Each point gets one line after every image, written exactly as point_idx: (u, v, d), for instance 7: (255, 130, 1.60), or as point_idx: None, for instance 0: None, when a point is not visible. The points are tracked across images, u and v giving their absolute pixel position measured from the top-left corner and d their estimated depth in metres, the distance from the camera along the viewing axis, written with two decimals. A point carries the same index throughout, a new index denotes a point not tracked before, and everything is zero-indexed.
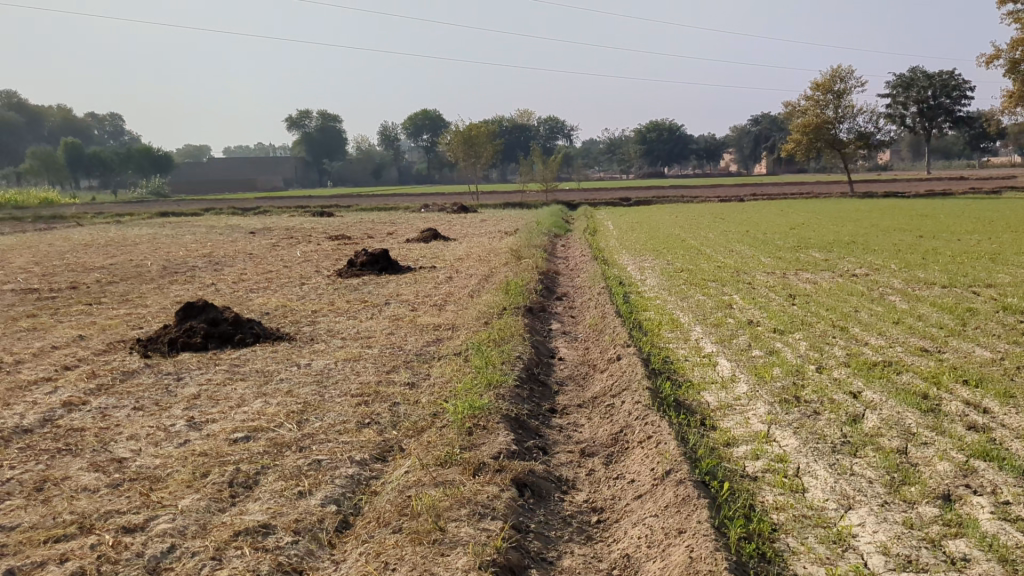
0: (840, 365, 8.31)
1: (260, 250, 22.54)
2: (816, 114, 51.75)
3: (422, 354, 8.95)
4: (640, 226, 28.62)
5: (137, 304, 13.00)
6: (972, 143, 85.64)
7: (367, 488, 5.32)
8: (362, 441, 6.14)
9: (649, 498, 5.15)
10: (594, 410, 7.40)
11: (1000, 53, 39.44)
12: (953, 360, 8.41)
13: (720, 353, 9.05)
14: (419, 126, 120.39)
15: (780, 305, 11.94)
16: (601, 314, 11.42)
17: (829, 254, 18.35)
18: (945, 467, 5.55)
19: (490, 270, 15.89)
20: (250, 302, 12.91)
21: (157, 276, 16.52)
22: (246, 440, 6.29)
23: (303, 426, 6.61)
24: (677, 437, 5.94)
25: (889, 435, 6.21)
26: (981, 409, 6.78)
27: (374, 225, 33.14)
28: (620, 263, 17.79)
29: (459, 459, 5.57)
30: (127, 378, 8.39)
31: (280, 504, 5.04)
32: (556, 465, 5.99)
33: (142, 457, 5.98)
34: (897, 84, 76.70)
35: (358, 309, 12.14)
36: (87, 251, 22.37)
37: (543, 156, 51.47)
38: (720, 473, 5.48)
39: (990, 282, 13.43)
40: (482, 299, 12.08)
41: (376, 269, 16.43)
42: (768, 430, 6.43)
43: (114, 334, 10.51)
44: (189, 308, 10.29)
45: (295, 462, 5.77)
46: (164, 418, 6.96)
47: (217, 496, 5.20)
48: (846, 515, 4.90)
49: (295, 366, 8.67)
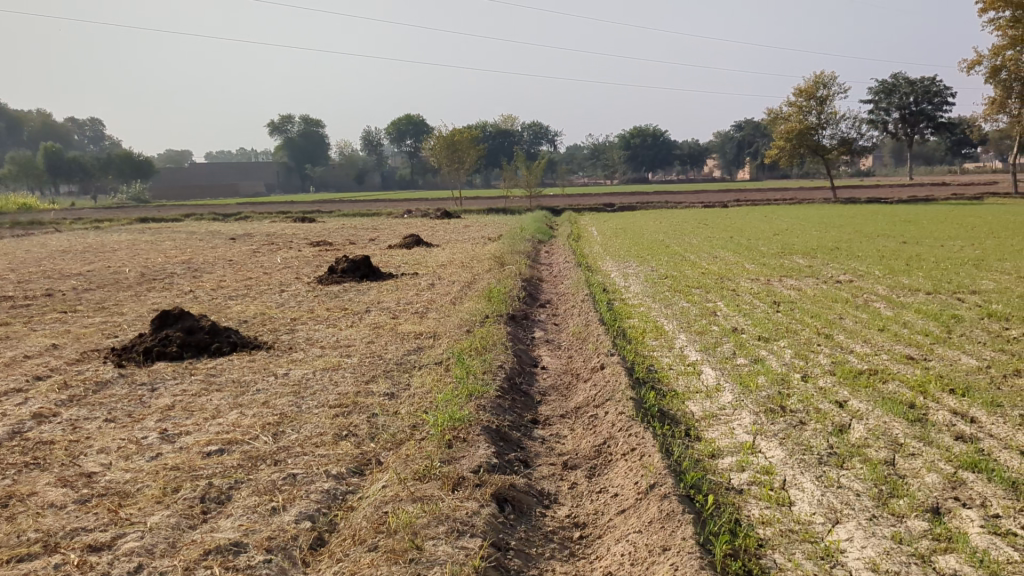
0: (825, 374, 8.20)
1: (241, 256, 22.35)
2: (799, 120, 51.85)
3: (403, 363, 8.81)
4: (625, 232, 28.59)
5: (114, 312, 12.81)
6: (954, 150, 86.17)
7: (343, 503, 5.17)
8: (339, 454, 6.00)
9: (632, 513, 5.03)
10: (577, 420, 7.27)
11: (981, 58, 39.61)
12: (939, 368, 8.35)
13: (704, 361, 8.94)
14: (404, 131, 120.29)
15: (764, 312, 11.82)
16: (584, 322, 11.29)
17: (813, 260, 18.29)
18: (934, 479, 5.45)
19: (472, 277, 15.74)
20: (229, 310, 12.74)
21: (135, 284, 16.31)
22: (219, 453, 6.14)
23: (279, 438, 6.46)
24: (660, 448, 5.82)
25: (877, 446, 6.11)
26: (969, 419, 6.69)
27: (358, 230, 32.99)
28: (603, 270, 17.65)
29: (437, 473, 5.43)
30: (100, 389, 8.20)
31: (253, 520, 4.89)
32: (538, 478, 5.86)
33: (112, 471, 5.82)
34: (879, 89, 77.06)
35: (338, 316, 11.99)
36: (64, 258, 22.17)
37: (527, 162, 51.19)
38: (705, 486, 5.35)
39: (975, 289, 13.38)
40: (465, 306, 11.94)
41: (357, 275, 16.29)
42: (753, 441, 6.32)
43: (88, 343, 10.33)
44: (165, 316, 10.14)
45: (270, 476, 5.62)
46: (135, 430, 6.79)
47: (188, 512, 5.03)
48: (834, 530, 4.80)
49: (272, 376, 8.51)
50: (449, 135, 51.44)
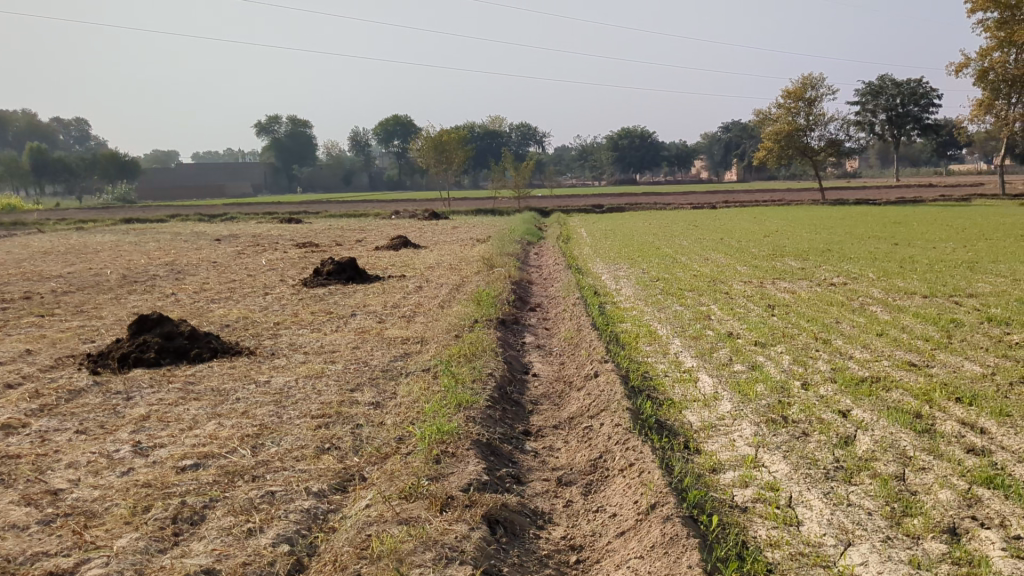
0: (826, 381, 7.92)
1: (225, 258, 21.95)
2: (787, 122, 51.48)
3: (390, 370, 8.50)
4: (615, 233, 28.46)
5: (92, 315, 12.49)
6: (940, 151, 86.38)
7: (324, 524, 4.87)
8: (321, 470, 5.68)
9: (632, 536, 4.74)
10: (572, 432, 6.98)
11: (968, 61, 39.95)
12: (943, 375, 8.08)
13: (701, 367, 8.67)
14: (392, 132, 119.88)
15: (760, 316, 11.54)
16: (576, 327, 10.99)
17: (806, 263, 17.94)
18: (949, 497, 5.17)
19: (460, 280, 15.43)
20: (212, 313, 12.42)
21: (116, 286, 15.92)
22: (195, 469, 5.81)
23: (257, 452, 6.14)
24: (660, 464, 5.52)
25: (885, 459, 5.82)
26: (979, 430, 6.41)
27: (343, 231, 32.66)
28: (593, 272, 17.43)
29: (423, 491, 5.11)
30: (73, 398, 7.84)
31: (228, 544, 4.57)
32: (531, 496, 5.56)
33: (79, 489, 5.48)
34: (864, 91, 76.95)
35: (323, 320, 11.66)
36: (45, 260, 21.74)
37: (515, 163, 50.81)
38: (708, 505, 5.07)
39: (972, 292, 13.14)
40: (453, 310, 11.66)
41: (343, 278, 15.94)
42: (755, 455, 6.03)
43: (64, 349, 9.99)
44: (143, 321, 9.76)
45: (248, 494, 5.29)
46: (107, 442, 6.46)
47: (158, 535, 4.72)
48: (847, 553, 4.51)
49: (253, 384, 8.17)
50: (437, 135, 51.02)
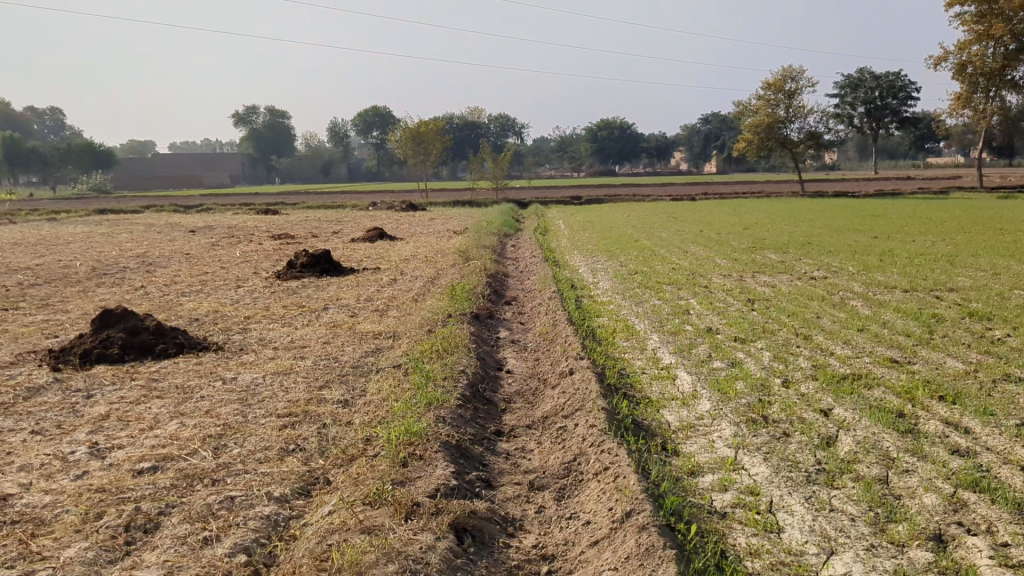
0: (807, 379, 7.75)
1: (197, 249, 21.63)
2: (767, 113, 51.34)
3: (359, 366, 8.26)
4: (595, 225, 28.32)
5: (57, 308, 12.20)
6: (918, 145, 86.70)
7: (284, 532, 4.65)
8: (284, 472, 5.46)
9: (607, 546, 4.55)
10: (545, 432, 6.78)
11: (948, 53, 39.97)
12: (924, 372, 7.90)
13: (679, 364, 8.46)
14: (371, 123, 119.10)
15: (738, 311, 11.37)
16: (551, 322, 10.77)
17: (786, 257, 17.72)
18: (933, 501, 5.00)
19: (436, 272, 15.22)
20: (181, 306, 12.16)
21: (84, 279, 15.57)
22: (152, 472, 5.57)
23: (219, 453, 5.90)
24: (636, 468, 5.33)
25: (867, 461, 5.65)
26: (963, 429, 6.26)
27: (320, 222, 32.33)
28: (572, 265, 17.25)
29: (389, 497, 4.90)
30: (30, 396, 7.57)
31: (181, 554, 4.34)
32: (502, 501, 5.35)
33: (29, 494, 5.23)
34: (844, 84, 77.14)
35: (295, 315, 11.41)
36: (14, 251, 21.40)
37: (494, 154, 50.41)
38: (686, 512, 4.88)
39: (951, 286, 13.00)
40: (427, 304, 11.43)
41: (316, 271, 15.67)
42: (735, 456, 5.84)
43: (26, 344, 9.69)
44: (106, 316, 9.48)
45: (205, 500, 5.05)
46: (63, 444, 6.19)
47: (108, 544, 4.47)
48: (830, 563, 4.32)
49: (219, 381, 7.91)
50: (416, 126, 50.61)
